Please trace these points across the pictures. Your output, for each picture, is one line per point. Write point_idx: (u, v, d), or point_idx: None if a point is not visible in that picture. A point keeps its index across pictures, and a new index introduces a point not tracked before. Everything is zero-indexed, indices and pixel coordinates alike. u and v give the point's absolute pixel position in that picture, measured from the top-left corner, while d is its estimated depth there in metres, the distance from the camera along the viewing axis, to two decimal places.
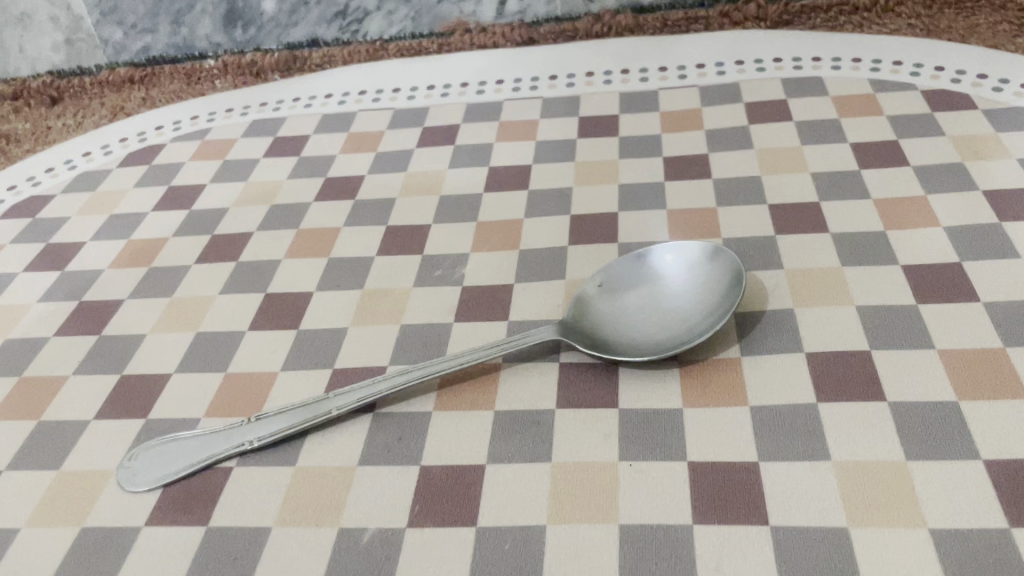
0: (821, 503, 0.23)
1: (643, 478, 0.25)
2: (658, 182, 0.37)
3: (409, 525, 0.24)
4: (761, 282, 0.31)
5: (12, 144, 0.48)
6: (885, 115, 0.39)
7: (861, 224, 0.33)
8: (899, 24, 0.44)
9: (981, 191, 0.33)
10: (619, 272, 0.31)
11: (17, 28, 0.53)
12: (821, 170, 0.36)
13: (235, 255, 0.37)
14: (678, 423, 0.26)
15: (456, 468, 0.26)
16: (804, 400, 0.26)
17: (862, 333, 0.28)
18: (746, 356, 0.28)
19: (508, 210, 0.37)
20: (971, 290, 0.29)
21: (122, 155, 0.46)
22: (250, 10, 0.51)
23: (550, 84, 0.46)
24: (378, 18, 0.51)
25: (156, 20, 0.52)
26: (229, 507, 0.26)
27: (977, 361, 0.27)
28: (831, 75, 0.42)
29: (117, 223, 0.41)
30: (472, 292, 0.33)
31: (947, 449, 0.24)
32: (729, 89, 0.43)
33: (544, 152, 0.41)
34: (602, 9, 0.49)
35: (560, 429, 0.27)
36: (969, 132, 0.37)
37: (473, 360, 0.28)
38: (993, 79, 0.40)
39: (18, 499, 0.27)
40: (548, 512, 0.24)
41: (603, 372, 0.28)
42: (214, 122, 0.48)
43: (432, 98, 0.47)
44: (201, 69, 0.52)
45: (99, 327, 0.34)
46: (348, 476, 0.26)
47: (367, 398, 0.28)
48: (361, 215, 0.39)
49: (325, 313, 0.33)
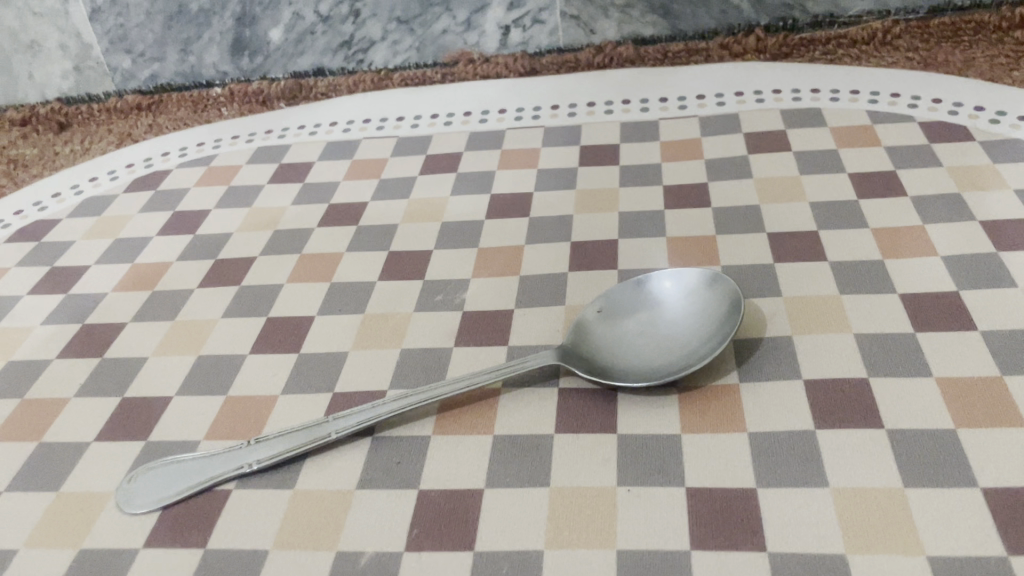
0: (819, 529, 0.23)
1: (641, 504, 0.25)
2: (657, 210, 0.38)
3: (408, 549, 0.24)
4: (760, 309, 0.31)
5: (20, 169, 0.49)
6: (883, 146, 0.39)
7: (859, 252, 0.33)
8: (897, 57, 0.45)
9: (978, 221, 0.34)
10: (619, 298, 0.31)
11: (27, 56, 0.53)
12: (820, 199, 0.37)
13: (238, 279, 0.37)
14: (676, 449, 0.26)
15: (454, 492, 0.26)
16: (802, 426, 0.26)
17: (861, 360, 0.28)
18: (744, 382, 0.28)
19: (509, 236, 0.38)
20: (968, 318, 0.29)
21: (128, 180, 0.47)
22: (257, 40, 0.52)
23: (552, 114, 0.47)
24: (383, 47, 0.52)
25: (165, 48, 0.53)
26: (227, 530, 0.26)
27: (975, 389, 0.27)
28: (829, 106, 0.43)
29: (121, 248, 0.41)
30: (473, 317, 0.33)
31: (945, 476, 0.24)
32: (729, 119, 0.43)
33: (546, 180, 0.42)
34: (604, 40, 0.50)
35: (558, 454, 0.27)
36: (966, 163, 0.37)
37: (472, 386, 0.28)
38: (990, 111, 0.40)
39: (16, 520, 0.27)
40: (546, 537, 0.24)
41: (602, 397, 0.28)
42: (219, 149, 0.48)
43: (435, 126, 0.47)
44: (209, 97, 0.53)
45: (102, 349, 0.34)
46: (346, 499, 0.26)
47: (366, 422, 0.28)
48: (363, 241, 0.39)
49: (326, 338, 0.33)
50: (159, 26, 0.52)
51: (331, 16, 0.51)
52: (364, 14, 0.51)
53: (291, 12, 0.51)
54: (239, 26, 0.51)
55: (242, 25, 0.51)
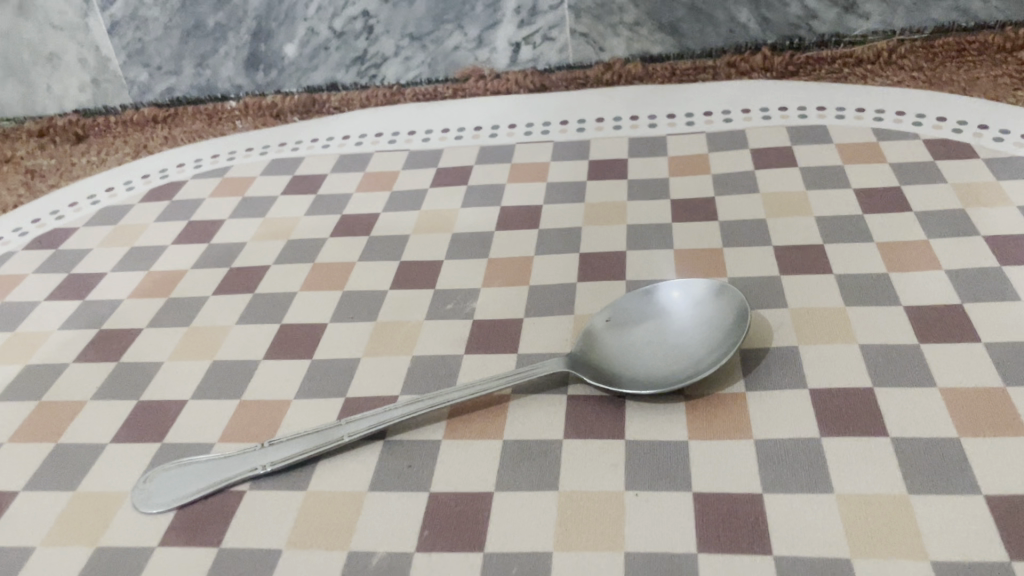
0: (824, 534, 0.24)
1: (649, 507, 0.25)
2: (665, 223, 0.38)
3: (418, 549, 0.25)
4: (766, 320, 0.31)
5: (37, 179, 0.50)
6: (888, 163, 0.40)
7: (864, 266, 0.34)
8: (901, 76, 0.46)
9: (982, 236, 0.34)
10: (627, 308, 0.32)
11: (46, 68, 0.54)
12: (825, 213, 0.37)
13: (252, 287, 0.38)
14: (683, 455, 0.27)
15: (464, 495, 0.26)
16: (808, 433, 0.27)
17: (865, 370, 0.29)
18: (750, 391, 0.28)
19: (519, 247, 0.38)
20: (971, 331, 0.30)
21: (143, 190, 0.47)
22: (272, 55, 0.53)
23: (561, 129, 0.47)
24: (395, 63, 0.53)
25: (181, 62, 0.53)
26: (241, 529, 0.26)
27: (978, 399, 0.27)
28: (835, 123, 0.43)
29: (137, 256, 0.42)
30: (483, 325, 0.34)
31: (949, 484, 0.25)
32: (736, 135, 0.44)
33: (555, 193, 0.42)
34: (612, 58, 0.51)
35: (567, 459, 0.27)
36: (969, 180, 0.38)
37: (483, 391, 0.29)
38: (994, 130, 0.41)
39: (34, 518, 0.28)
40: (555, 539, 0.25)
41: (610, 404, 0.29)
42: (233, 161, 0.49)
43: (446, 140, 0.48)
44: (223, 110, 0.54)
45: (118, 354, 0.35)
46: (358, 500, 0.27)
47: (377, 425, 0.28)
48: (375, 251, 0.40)
49: (339, 345, 0.34)
50: (176, 40, 0.53)
51: (345, 32, 0.52)
52: (377, 30, 0.51)
53: (306, 28, 0.52)
54: (255, 41, 0.52)
55: (258, 40, 0.52)
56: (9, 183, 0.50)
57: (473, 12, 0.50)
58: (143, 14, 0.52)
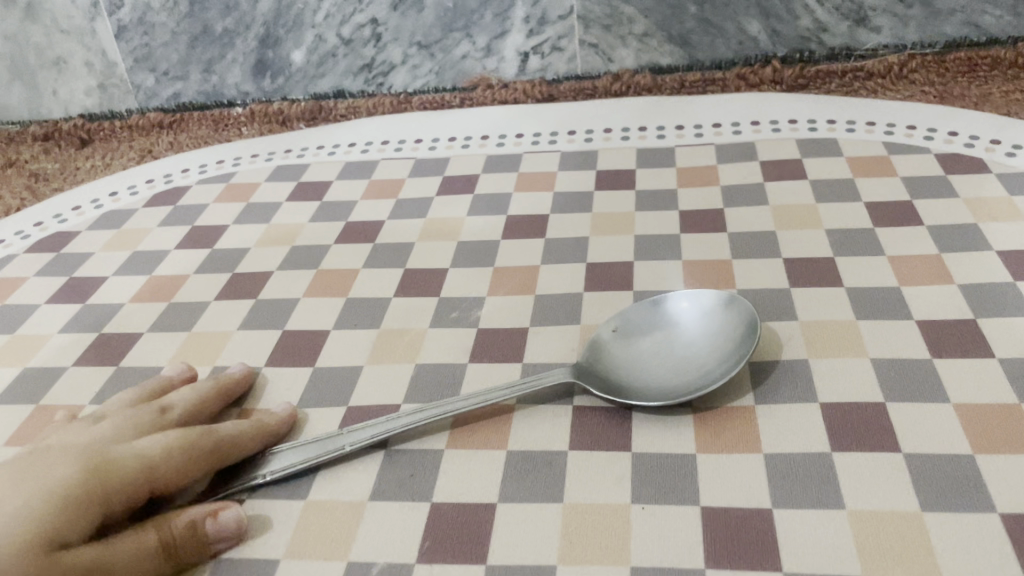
0: (835, 551, 0.23)
1: (655, 521, 0.25)
2: (673, 233, 0.38)
3: (419, 561, 0.24)
4: (775, 333, 0.31)
5: (41, 183, 0.50)
6: (899, 177, 0.39)
7: (875, 279, 0.33)
8: (912, 90, 0.45)
9: (995, 250, 0.34)
10: (635, 317, 0.31)
11: (53, 72, 0.54)
12: (835, 226, 0.37)
13: (255, 292, 0.38)
14: (691, 468, 0.26)
15: (467, 506, 0.26)
16: (819, 448, 0.26)
17: (878, 385, 0.28)
18: (760, 404, 0.28)
19: (525, 256, 0.38)
20: (985, 346, 0.29)
21: (147, 195, 0.47)
22: (279, 62, 0.53)
23: (568, 139, 0.47)
24: (403, 71, 0.52)
25: (188, 67, 0.53)
26: (239, 538, 0.26)
27: (993, 415, 0.26)
28: (845, 137, 0.43)
29: (140, 260, 0.41)
30: (487, 334, 0.33)
31: (963, 501, 0.24)
32: (744, 147, 0.44)
33: (562, 203, 0.42)
34: (621, 69, 0.51)
35: (572, 470, 0.27)
36: (982, 195, 0.37)
37: (489, 401, 0.28)
38: (1006, 144, 0.40)
39: None
40: (560, 552, 0.24)
41: (616, 415, 0.28)
42: (239, 167, 0.49)
43: (453, 148, 0.48)
44: (229, 116, 0.54)
45: (118, 358, 0.34)
46: (359, 510, 0.26)
47: (378, 435, 0.28)
48: (380, 258, 0.39)
49: (342, 353, 0.33)
50: (183, 46, 0.53)
51: (353, 39, 0.51)
52: (385, 38, 0.51)
53: (314, 35, 0.51)
54: (262, 47, 0.52)
55: (265, 47, 0.52)
56: (13, 187, 0.50)
57: (482, 21, 0.50)
58: (151, 19, 0.52)
